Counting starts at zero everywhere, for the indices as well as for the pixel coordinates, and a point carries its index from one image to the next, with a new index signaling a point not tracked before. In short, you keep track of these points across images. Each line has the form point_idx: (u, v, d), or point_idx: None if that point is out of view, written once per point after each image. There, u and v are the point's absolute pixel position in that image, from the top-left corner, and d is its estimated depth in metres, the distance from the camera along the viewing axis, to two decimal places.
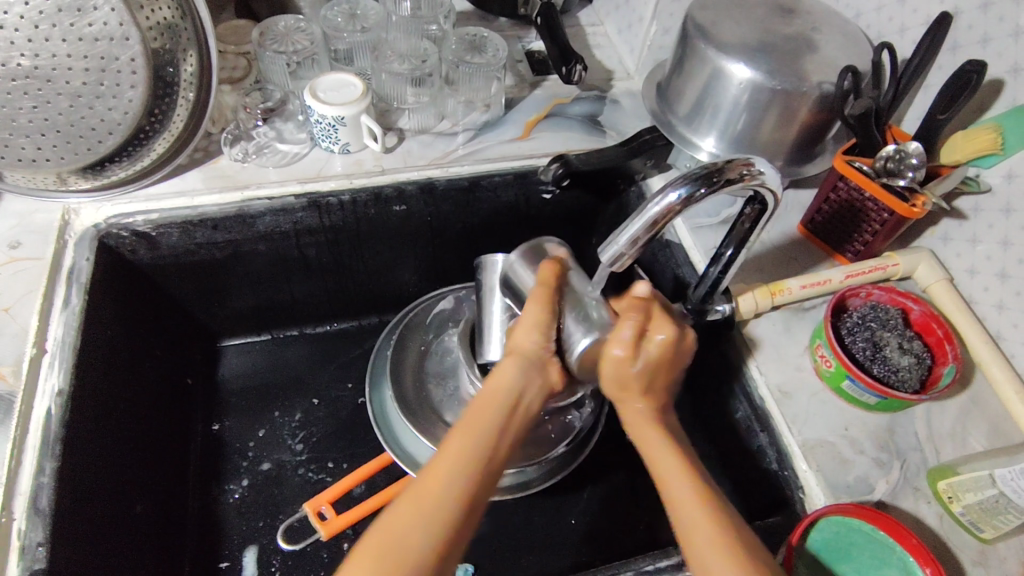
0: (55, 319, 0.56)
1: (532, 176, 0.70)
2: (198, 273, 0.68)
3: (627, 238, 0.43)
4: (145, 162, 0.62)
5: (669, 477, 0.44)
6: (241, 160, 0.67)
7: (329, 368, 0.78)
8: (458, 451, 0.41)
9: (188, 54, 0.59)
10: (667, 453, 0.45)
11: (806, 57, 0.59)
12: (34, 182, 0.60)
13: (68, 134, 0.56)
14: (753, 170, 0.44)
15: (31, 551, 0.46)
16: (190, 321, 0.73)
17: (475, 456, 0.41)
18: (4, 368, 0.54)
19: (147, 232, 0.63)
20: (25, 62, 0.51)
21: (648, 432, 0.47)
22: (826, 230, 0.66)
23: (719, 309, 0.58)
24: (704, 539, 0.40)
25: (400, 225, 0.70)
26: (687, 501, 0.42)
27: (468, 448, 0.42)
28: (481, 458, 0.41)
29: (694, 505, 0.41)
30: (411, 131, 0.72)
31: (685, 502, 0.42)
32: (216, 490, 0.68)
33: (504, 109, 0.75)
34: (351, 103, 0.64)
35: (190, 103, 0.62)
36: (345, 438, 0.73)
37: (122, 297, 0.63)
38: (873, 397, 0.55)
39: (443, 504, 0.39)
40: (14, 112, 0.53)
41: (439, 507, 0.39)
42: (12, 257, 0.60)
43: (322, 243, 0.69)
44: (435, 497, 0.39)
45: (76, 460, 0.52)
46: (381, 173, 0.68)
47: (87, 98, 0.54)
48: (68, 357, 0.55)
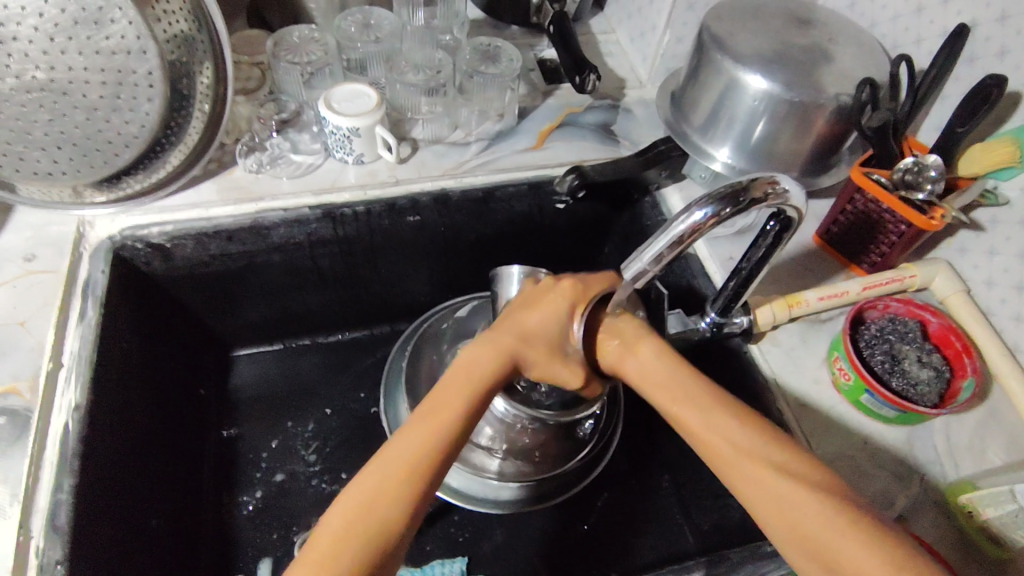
0: (71, 332, 0.56)
1: (546, 186, 0.70)
2: (212, 284, 0.68)
3: (651, 255, 0.43)
4: (159, 174, 0.62)
5: (737, 477, 0.38)
6: (256, 172, 0.67)
7: (341, 378, 0.78)
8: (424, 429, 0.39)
9: (203, 66, 0.59)
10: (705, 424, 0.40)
11: (822, 69, 0.59)
12: (49, 194, 0.60)
13: (85, 147, 0.56)
14: (777, 188, 0.44)
15: (50, 570, 0.46)
16: (203, 331, 0.73)
17: (440, 433, 0.39)
18: (21, 383, 0.53)
19: (162, 244, 0.63)
20: (40, 75, 0.51)
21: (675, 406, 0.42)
22: (842, 241, 0.66)
23: (738, 321, 0.59)
24: (818, 531, 0.35)
25: (413, 235, 0.70)
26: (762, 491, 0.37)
27: (432, 425, 0.40)
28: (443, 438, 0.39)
29: (763, 480, 0.37)
30: (425, 141, 0.72)
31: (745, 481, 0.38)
32: (230, 501, 0.68)
33: (517, 119, 0.75)
34: (366, 114, 0.64)
35: (205, 114, 0.61)
36: (359, 449, 0.73)
37: (136, 309, 0.63)
38: (893, 410, 0.55)
39: (402, 476, 0.37)
40: (29, 125, 0.53)
41: (397, 480, 0.37)
42: (27, 270, 0.59)
43: (336, 254, 0.69)
44: (387, 473, 0.37)
45: (92, 477, 0.52)
46: (395, 183, 0.68)
47: (104, 112, 0.54)
48: (85, 371, 0.54)
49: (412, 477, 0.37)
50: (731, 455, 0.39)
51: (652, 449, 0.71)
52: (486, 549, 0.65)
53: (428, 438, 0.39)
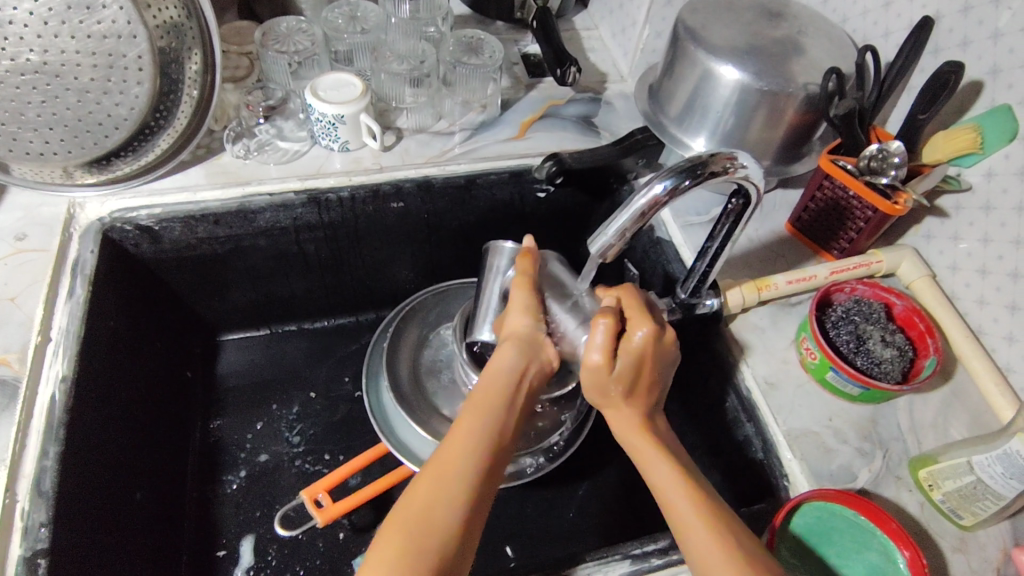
0: (59, 308, 0.58)
1: (526, 175, 0.72)
2: (199, 267, 0.70)
3: (615, 229, 0.45)
4: (149, 158, 0.64)
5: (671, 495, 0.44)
6: (243, 157, 0.69)
7: (326, 362, 0.80)
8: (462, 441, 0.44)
9: (192, 53, 0.61)
10: (696, 516, 0.43)
11: (793, 60, 0.62)
12: (40, 175, 0.61)
13: (75, 129, 0.57)
14: (736, 163, 0.46)
15: (35, 532, 0.47)
16: (191, 315, 0.74)
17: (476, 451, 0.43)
18: (10, 355, 0.55)
19: (150, 226, 0.64)
20: (34, 58, 0.52)
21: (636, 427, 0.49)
22: (812, 227, 0.67)
23: (708, 302, 0.60)
24: (697, 536, 0.42)
25: (397, 221, 0.72)
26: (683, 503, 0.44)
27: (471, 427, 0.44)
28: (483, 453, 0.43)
29: (691, 506, 0.43)
30: (409, 130, 0.74)
31: (710, 548, 0.42)
32: (214, 481, 0.69)
33: (500, 110, 0.77)
34: (350, 102, 0.66)
35: (194, 100, 0.63)
36: (342, 431, 0.74)
37: (123, 288, 0.64)
38: (857, 388, 0.56)
39: (449, 496, 0.41)
40: (23, 106, 0.55)
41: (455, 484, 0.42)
42: (17, 249, 0.61)
43: (321, 239, 0.71)
44: (430, 488, 0.41)
45: (78, 446, 0.53)
46: (379, 170, 0.70)
47: (94, 94, 0.56)
48: (72, 346, 0.56)
49: (465, 484, 0.42)
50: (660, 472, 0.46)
51: None
52: None
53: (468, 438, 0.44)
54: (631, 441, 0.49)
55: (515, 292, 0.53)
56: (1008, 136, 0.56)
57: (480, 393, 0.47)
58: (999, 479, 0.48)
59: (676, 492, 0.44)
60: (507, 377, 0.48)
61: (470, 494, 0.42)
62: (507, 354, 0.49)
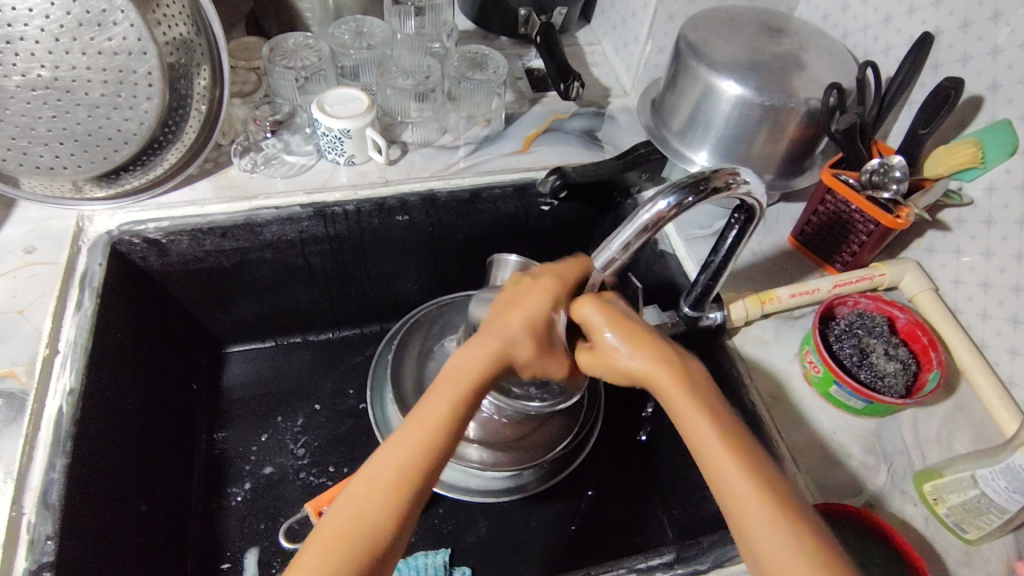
0: (68, 320, 0.58)
1: (530, 189, 0.73)
2: (206, 279, 0.70)
3: (619, 243, 0.46)
4: (157, 172, 0.65)
5: (726, 472, 0.40)
6: (250, 171, 0.69)
7: (331, 375, 0.80)
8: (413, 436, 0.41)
9: (201, 69, 0.61)
10: (752, 496, 0.38)
11: (794, 75, 0.62)
12: (50, 189, 0.62)
13: (86, 143, 0.58)
14: (739, 179, 0.47)
15: (41, 545, 0.47)
16: (197, 328, 0.75)
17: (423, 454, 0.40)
18: (18, 367, 0.55)
19: (158, 239, 0.65)
20: (45, 74, 0.53)
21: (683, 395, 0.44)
22: (815, 241, 0.68)
23: (712, 316, 0.61)
24: (753, 517, 0.38)
25: (402, 234, 0.73)
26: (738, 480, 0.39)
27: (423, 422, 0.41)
28: (439, 437, 0.41)
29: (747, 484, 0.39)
30: (414, 144, 0.74)
31: (767, 536, 0.37)
32: (219, 493, 0.70)
33: (505, 124, 0.78)
34: (356, 116, 0.67)
35: (202, 115, 0.64)
36: (346, 443, 0.74)
37: (131, 301, 0.65)
38: (860, 401, 0.56)
39: (393, 482, 0.39)
40: (34, 121, 0.56)
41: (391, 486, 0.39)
42: (27, 261, 0.62)
43: (327, 252, 0.72)
44: (384, 477, 0.39)
45: (85, 458, 0.54)
46: (384, 184, 0.70)
47: (105, 109, 0.57)
48: (80, 358, 0.56)
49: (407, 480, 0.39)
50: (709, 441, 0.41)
51: (635, 445, 0.73)
52: (468, 541, 0.66)
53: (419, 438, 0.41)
54: (675, 403, 0.44)
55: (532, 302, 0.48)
56: (1008, 150, 0.56)
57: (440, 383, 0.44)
58: (1002, 492, 0.48)
59: (731, 467, 0.40)
60: (477, 376, 0.44)
61: (414, 484, 0.39)
62: (479, 351, 0.45)
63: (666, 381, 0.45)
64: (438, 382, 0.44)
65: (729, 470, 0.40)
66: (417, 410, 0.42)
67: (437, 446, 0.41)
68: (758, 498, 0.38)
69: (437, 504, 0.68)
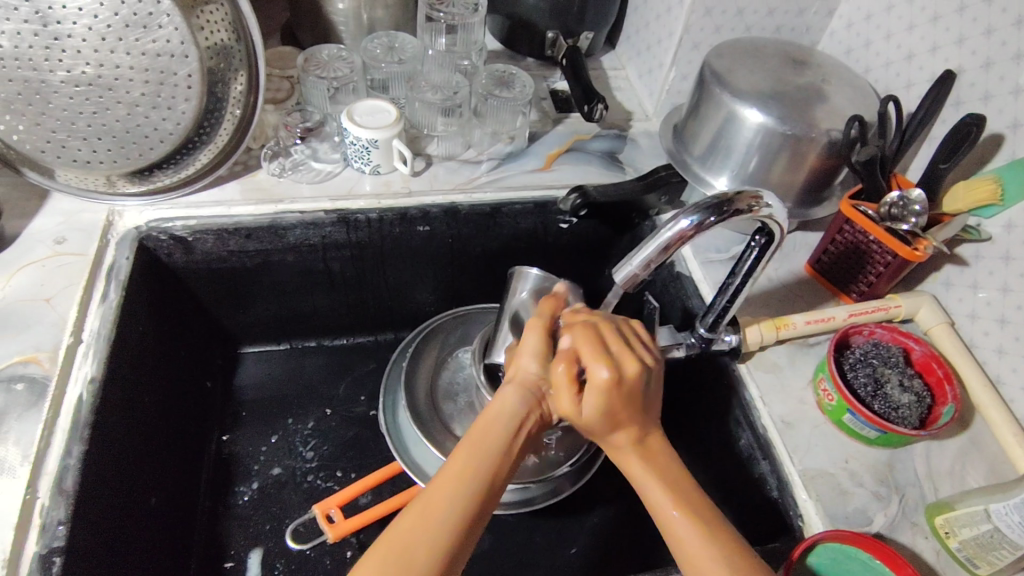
0: (92, 311, 0.59)
1: (551, 206, 0.74)
2: (228, 278, 0.71)
3: (641, 259, 0.46)
4: (188, 171, 0.66)
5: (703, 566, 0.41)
6: (278, 176, 0.71)
7: (344, 380, 0.80)
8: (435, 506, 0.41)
9: (238, 74, 0.63)
10: None
11: (816, 106, 0.63)
12: (84, 182, 0.64)
13: (122, 140, 0.60)
14: (761, 202, 0.48)
15: (52, 530, 0.48)
16: (215, 325, 0.76)
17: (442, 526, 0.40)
18: (41, 353, 0.56)
19: (184, 237, 0.66)
20: (90, 71, 0.55)
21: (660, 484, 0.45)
22: (832, 270, 0.68)
23: (726, 339, 0.61)
24: None
25: (423, 245, 0.74)
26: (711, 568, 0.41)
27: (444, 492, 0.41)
28: (459, 512, 0.41)
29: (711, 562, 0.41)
30: (439, 157, 0.76)
31: None
32: (227, 492, 0.70)
33: (527, 142, 0.79)
34: (384, 127, 0.69)
35: (236, 118, 0.66)
36: (356, 448, 0.75)
37: (154, 295, 0.66)
38: (874, 431, 0.56)
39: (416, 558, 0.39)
40: (75, 116, 0.57)
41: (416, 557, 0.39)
42: (56, 251, 0.63)
43: (348, 258, 0.73)
44: (416, 535, 0.40)
45: (101, 447, 0.54)
46: (408, 194, 0.71)
47: (143, 108, 0.58)
48: (102, 348, 0.57)
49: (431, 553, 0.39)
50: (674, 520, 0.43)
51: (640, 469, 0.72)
52: (472, 553, 0.66)
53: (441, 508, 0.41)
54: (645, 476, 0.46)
55: (529, 338, 0.50)
56: None
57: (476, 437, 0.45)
58: (1016, 528, 0.47)
59: (703, 552, 0.42)
60: (498, 436, 0.45)
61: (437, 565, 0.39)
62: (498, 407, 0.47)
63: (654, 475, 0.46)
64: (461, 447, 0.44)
65: (702, 556, 0.41)
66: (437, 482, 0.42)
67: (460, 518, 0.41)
68: None
69: None
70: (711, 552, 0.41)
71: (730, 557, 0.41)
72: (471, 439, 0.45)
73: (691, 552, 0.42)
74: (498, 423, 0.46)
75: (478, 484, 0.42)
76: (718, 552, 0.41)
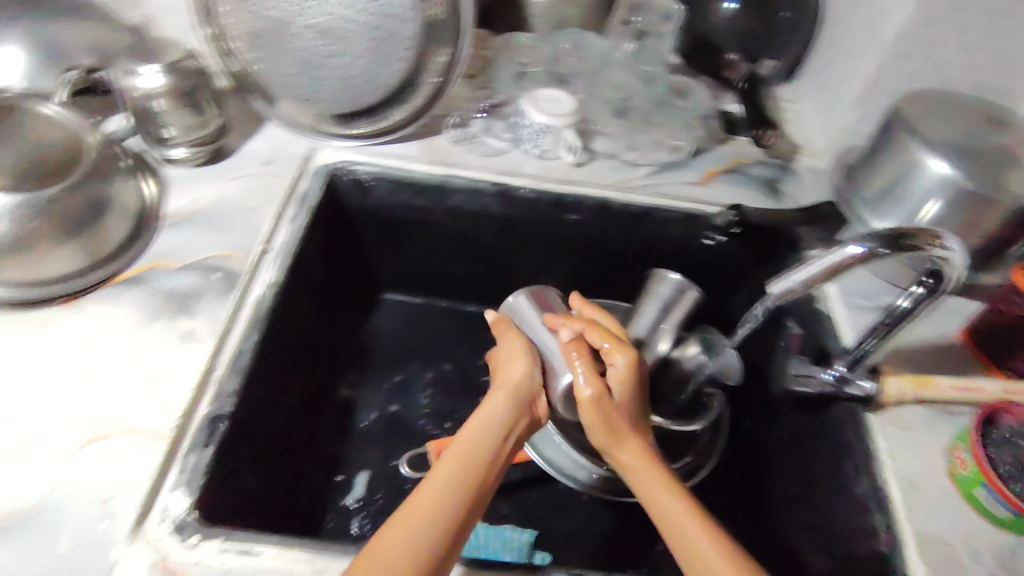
0: (283, 227, 0.68)
1: (700, 221, 0.75)
2: (390, 227, 0.78)
3: (802, 276, 0.49)
4: (380, 124, 0.74)
5: (695, 540, 0.46)
6: (455, 144, 0.77)
7: (467, 343, 0.85)
8: (434, 488, 0.47)
9: (442, 49, 0.68)
10: (710, 548, 0.45)
11: (1009, 168, 0.61)
12: (297, 116, 0.74)
13: (337, 86, 0.69)
14: (940, 244, 0.47)
15: (223, 398, 0.55)
16: (367, 268, 0.83)
17: (438, 501, 0.46)
18: (239, 251, 0.64)
19: (366, 181, 0.74)
20: (328, 22, 0.64)
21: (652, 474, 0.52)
22: (990, 342, 0.65)
23: (861, 385, 0.60)
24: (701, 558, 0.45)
25: (570, 234, 0.77)
26: (698, 538, 0.46)
27: (441, 476, 0.47)
28: (454, 493, 0.47)
29: (698, 533, 0.47)
30: (603, 154, 0.79)
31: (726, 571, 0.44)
32: (350, 415, 0.76)
33: (691, 155, 0.81)
34: (562, 116, 0.74)
35: (432, 88, 0.71)
36: (467, 406, 0.79)
37: (330, 227, 0.74)
38: (1008, 510, 0.53)
39: (423, 524, 0.45)
40: (306, 58, 0.67)
41: (421, 523, 0.45)
42: (263, 171, 0.72)
43: (498, 230, 0.77)
44: (420, 506, 0.46)
45: (270, 342, 0.61)
46: (567, 182, 0.75)
47: (361, 62, 0.67)
48: (286, 259, 0.65)
49: (432, 519, 0.45)
50: (663, 502, 0.50)
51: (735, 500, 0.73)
52: (558, 528, 0.68)
53: (440, 490, 0.47)
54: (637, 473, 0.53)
55: (513, 343, 0.60)
56: None
57: (424, 506, 0.46)
58: None
59: (691, 526, 0.47)
60: (490, 437, 0.52)
61: (438, 532, 0.45)
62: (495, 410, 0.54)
63: (641, 469, 0.53)
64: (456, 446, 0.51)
65: (691, 531, 0.47)
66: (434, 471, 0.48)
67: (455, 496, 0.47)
68: (712, 546, 0.46)
69: (540, 486, 0.71)
70: (697, 526, 0.47)
71: (711, 531, 0.47)
72: (465, 441, 0.51)
73: (678, 524, 0.48)
74: (489, 424, 0.53)
75: (473, 475, 0.49)
76: (700, 525, 0.47)
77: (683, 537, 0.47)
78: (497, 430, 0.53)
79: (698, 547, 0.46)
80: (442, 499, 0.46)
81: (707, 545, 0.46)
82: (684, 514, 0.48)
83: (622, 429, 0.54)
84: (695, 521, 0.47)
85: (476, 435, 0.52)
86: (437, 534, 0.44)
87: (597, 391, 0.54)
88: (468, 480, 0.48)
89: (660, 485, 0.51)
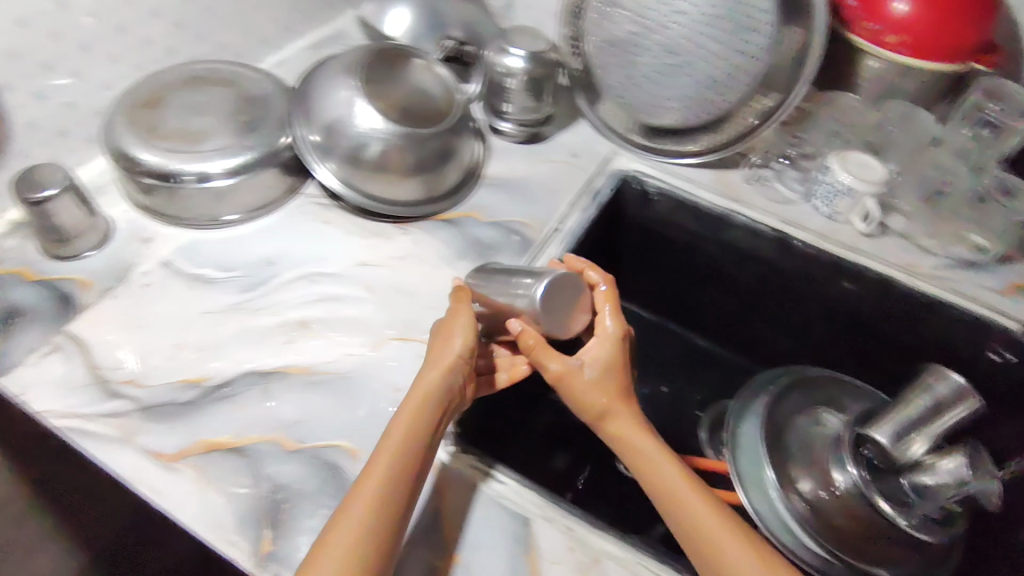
0: (575, 213, 0.74)
1: (994, 329, 0.68)
2: (657, 243, 0.82)
3: None
4: (683, 146, 0.79)
5: (715, 533, 0.47)
6: (747, 182, 0.79)
7: (687, 372, 0.87)
8: (384, 462, 0.46)
9: (770, 95, 0.71)
10: (735, 542, 0.46)
11: None
12: (611, 120, 0.82)
13: (659, 102, 0.74)
14: None
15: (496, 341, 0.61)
16: (619, 273, 0.87)
17: (392, 479, 0.45)
18: (536, 223, 0.72)
19: (653, 194, 0.78)
20: (678, 41, 0.69)
21: (645, 443, 0.52)
22: None
23: None
24: (716, 546, 0.46)
25: (837, 302, 0.74)
26: (715, 525, 0.47)
27: (395, 450, 0.47)
28: (407, 466, 0.46)
29: (716, 520, 0.47)
30: (895, 232, 0.76)
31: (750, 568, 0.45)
32: None
33: (998, 260, 0.74)
34: (868, 183, 0.72)
35: (744, 128, 0.74)
36: (674, 431, 0.81)
37: (607, 227, 0.80)
38: None
39: (373, 502, 0.44)
40: (644, 69, 0.73)
41: (376, 499, 0.44)
42: (569, 161, 0.79)
43: (761, 277, 0.77)
44: (374, 483, 0.45)
45: None
46: (851, 249, 0.73)
47: (692, 85, 0.71)
48: (570, 242, 0.71)
49: (384, 495, 0.45)
50: (674, 484, 0.49)
51: None
52: None
53: (392, 468, 0.46)
54: (636, 450, 0.52)
55: (460, 317, 0.54)
56: None
57: (410, 409, 0.49)
58: None
59: (711, 521, 0.47)
60: (440, 398, 0.50)
61: (392, 510, 0.44)
62: (437, 379, 0.51)
63: (631, 431, 0.53)
64: (399, 418, 0.49)
65: (710, 519, 0.47)
66: (381, 446, 0.47)
67: (409, 472, 0.46)
68: (735, 537, 0.46)
69: None
70: (715, 517, 0.47)
71: (731, 520, 0.47)
72: (410, 406, 0.49)
73: (699, 514, 0.48)
74: (435, 387, 0.50)
75: (420, 446, 0.48)
76: (717, 512, 0.48)
77: (705, 526, 0.47)
78: (447, 399, 0.50)
79: (718, 533, 0.47)
80: (398, 478, 0.46)
81: (732, 537, 0.46)
82: (698, 500, 0.48)
83: (613, 404, 0.53)
84: (717, 513, 0.48)
85: (423, 399, 0.50)
86: (392, 509, 0.45)
87: (562, 370, 0.53)
88: (418, 449, 0.47)
89: (661, 457, 0.51)
